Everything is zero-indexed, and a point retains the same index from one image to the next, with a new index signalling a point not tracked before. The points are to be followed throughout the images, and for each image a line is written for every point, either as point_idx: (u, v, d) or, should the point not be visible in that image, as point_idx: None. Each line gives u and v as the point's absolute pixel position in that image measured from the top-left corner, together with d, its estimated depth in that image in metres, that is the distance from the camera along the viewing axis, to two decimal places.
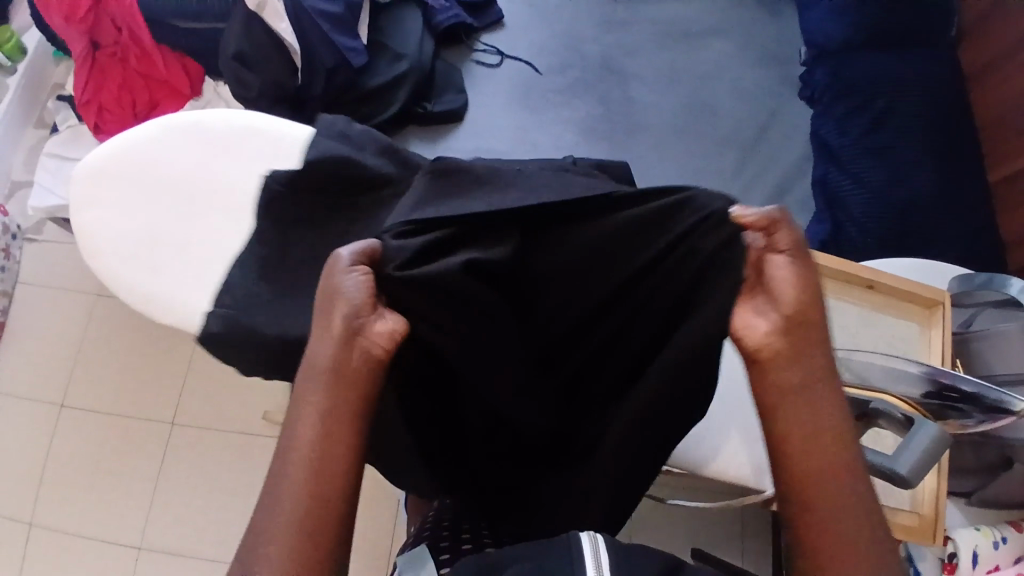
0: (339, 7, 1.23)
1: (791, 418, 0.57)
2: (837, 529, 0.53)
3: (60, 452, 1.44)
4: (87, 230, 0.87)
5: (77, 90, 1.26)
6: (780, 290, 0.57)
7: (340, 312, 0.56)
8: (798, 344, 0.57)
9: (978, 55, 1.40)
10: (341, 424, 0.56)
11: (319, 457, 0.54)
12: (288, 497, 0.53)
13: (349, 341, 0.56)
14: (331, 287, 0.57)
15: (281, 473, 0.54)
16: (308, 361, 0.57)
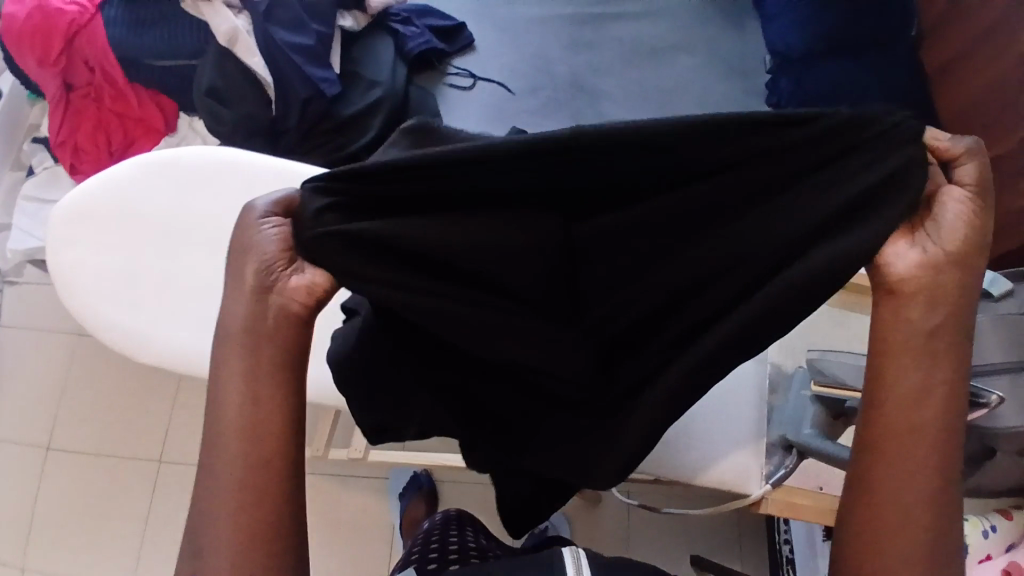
0: (312, 41, 1.25)
1: (904, 371, 0.59)
2: (908, 478, 0.57)
3: (49, 495, 1.42)
4: (65, 270, 0.87)
5: (53, 131, 1.27)
6: (948, 225, 0.57)
7: (250, 269, 0.61)
8: (945, 289, 0.58)
9: (936, 56, 1.45)
10: (256, 377, 0.60)
11: (245, 412, 0.59)
12: (225, 450, 0.58)
13: (261, 298, 0.61)
14: (241, 247, 0.61)
15: (214, 431, 0.59)
16: (224, 321, 0.61)
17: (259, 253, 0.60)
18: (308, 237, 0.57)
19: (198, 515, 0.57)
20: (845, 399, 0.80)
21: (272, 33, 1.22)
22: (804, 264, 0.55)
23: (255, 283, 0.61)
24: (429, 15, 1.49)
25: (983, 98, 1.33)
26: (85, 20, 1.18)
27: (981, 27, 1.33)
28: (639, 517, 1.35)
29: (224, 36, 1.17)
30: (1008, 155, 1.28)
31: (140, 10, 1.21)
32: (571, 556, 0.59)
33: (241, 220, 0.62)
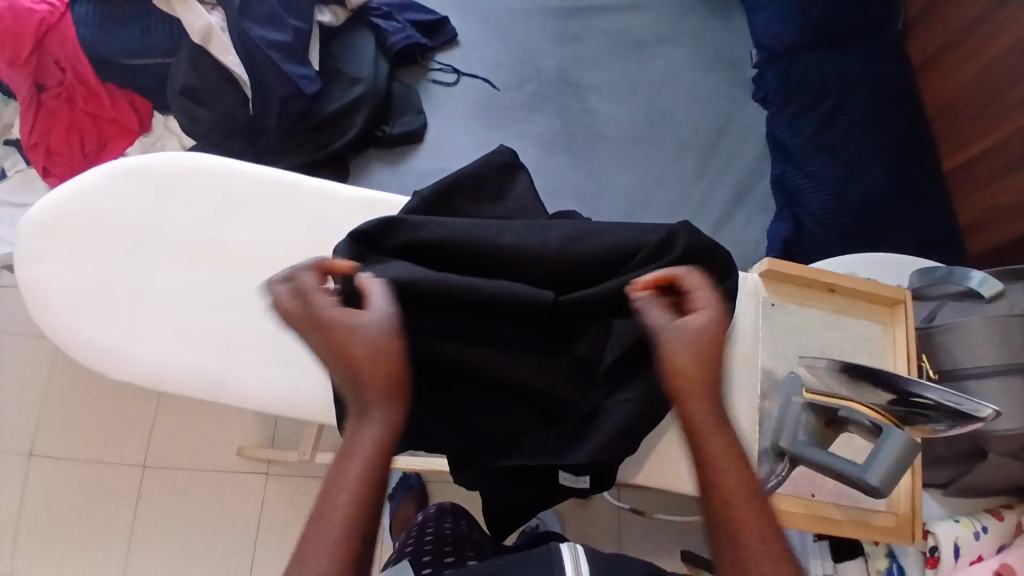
0: (288, 36, 1.21)
1: (716, 463, 0.60)
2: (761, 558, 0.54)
3: (31, 505, 1.37)
4: (34, 285, 0.83)
5: (23, 133, 1.20)
6: (682, 344, 0.65)
7: (368, 351, 0.62)
8: (696, 391, 0.63)
9: (922, 48, 1.44)
10: (372, 494, 0.57)
11: (355, 530, 0.54)
12: (319, 564, 0.52)
13: (390, 385, 0.62)
14: (356, 316, 0.64)
15: (316, 536, 0.54)
16: (360, 420, 0.60)
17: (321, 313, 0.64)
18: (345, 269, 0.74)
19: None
20: (834, 409, 0.77)
21: (247, 29, 1.18)
22: None
23: (384, 370, 0.62)
24: (410, 10, 1.46)
25: (969, 91, 1.33)
26: (56, 20, 1.13)
27: (967, 18, 1.32)
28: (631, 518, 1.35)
29: (198, 33, 1.13)
30: (994, 150, 1.28)
31: (112, 6, 1.17)
32: (569, 555, 0.55)
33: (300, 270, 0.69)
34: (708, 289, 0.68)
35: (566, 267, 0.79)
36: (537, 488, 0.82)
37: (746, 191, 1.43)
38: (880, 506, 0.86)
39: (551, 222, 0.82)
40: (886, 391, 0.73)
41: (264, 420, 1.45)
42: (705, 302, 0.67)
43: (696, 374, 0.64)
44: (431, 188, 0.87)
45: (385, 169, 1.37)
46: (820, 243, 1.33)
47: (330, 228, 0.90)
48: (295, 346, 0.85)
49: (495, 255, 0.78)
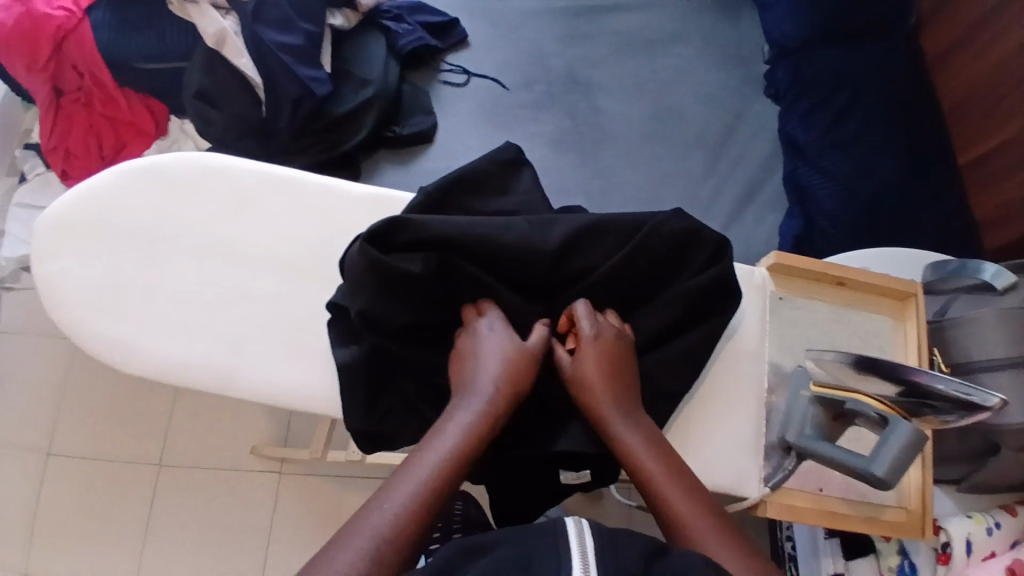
0: (300, 39, 1.23)
1: (628, 438, 0.72)
2: (688, 516, 0.66)
3: (51, 500, 1.40)
4: (52, 281, 0.85)
5: (43, 137, 1.24)
6: (588, 366, 0.75)
7: (498, 367, 0.73)
8: (602, 393, 0.74)
9: (937, 42, 1.43)
10: (454, 468, 0.65)
11: (429, 488, 0.63)
12: (394, 504, 0.61)
13: (507, 396, 0.72)
14: (513, 343, 0.76)
15: (397, 482, 0.63)
16: (464, 408, 0.70)
17: (479, 337, 0.77)
18: (381, 260, 0.77)
19: (325, 549, 0.58)
20: (842, 401, 0.77)
21: (260, 34, 1.21)
22: (688, 289, 0.82)
23: (500, 383, 0.72)
24: (420, 12, 1.47)
25: (984, 84, 1.31)
26: (73, 25, 1.16)
27: (982, 11, 1.31)
28: (641, 515, 1.37)
29: (212, 37, 1.16)
30: (1011, 142, 1.26)
31: (129, 11, 1.20)
32: (575, 540, 0.54)
33: (468, 306, 0.81)
34: (590, 315, 0.79)
35: (568, 264, 0.81)
36: (538, 480, 0.84)
37: (757, 188, 1.42)
38: (889, 501, 0.85)
39: (552, 218, 0.82)
40: (890, 382, 0.72)
41: (277, 418, 1.47)
42: (590, 323, 0.78)
43: (602, 392, 0.75)
44: (436, 183, 0.87)
45: (394, 169, 1.38)
46: (832, 239, 1.31)
47: (337, 225, 0.91)
48: (301, 340, 0.86)
49: (496, 251, 0.79)
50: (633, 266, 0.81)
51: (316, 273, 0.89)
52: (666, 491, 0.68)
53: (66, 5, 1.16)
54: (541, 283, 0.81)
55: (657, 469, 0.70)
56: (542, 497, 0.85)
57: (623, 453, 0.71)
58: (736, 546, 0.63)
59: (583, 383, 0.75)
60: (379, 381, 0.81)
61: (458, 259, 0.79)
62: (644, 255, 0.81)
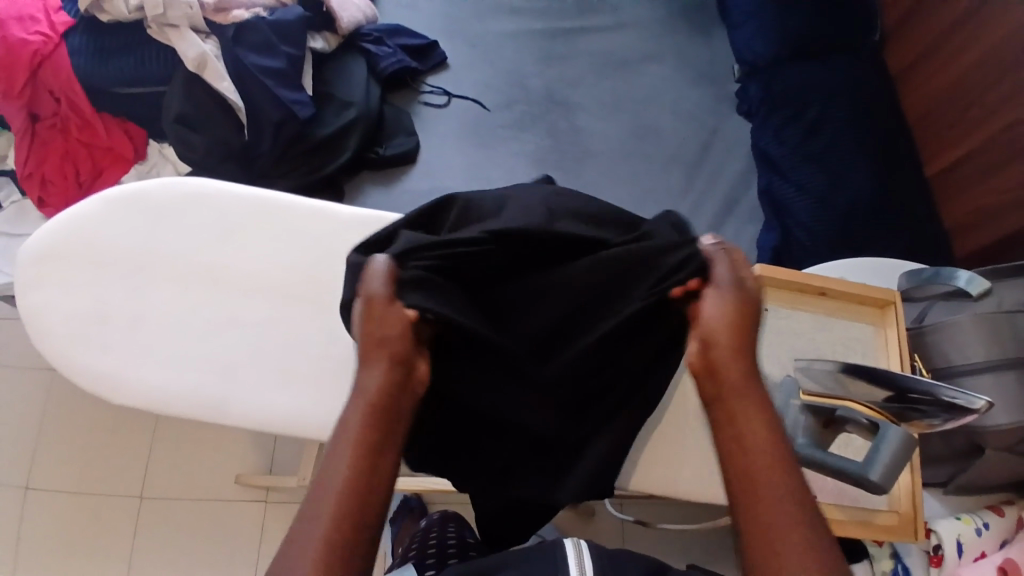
0: (282, 63, 1.23)
1: (753, 423, 0.62)
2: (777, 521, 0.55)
3: (26, 539, 1.34)
4: (35, 314, 0.83)
5: (19, 163, 1.21)
6: (717, 316, 0.66)
7: (366, 326, 0.64)
8: (739, 345, 0.66)
9: (900, 59, 1.50)
10: (364, 459, 0.58)
11: (351, 487, 0.56)
12: (315, 510, 0.55)
13: (391, 363, 0.63)
14: (375, 289, 0.64)
15: (313, 491, 0.56)
16: (358, 392, 0.62)
17: (384, 295, 0.64)
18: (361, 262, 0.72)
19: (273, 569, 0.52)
20: (833, 409, 0.77)
21: (240, 56, 1.21)
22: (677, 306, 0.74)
23: (401, 351, 0.63)
24: (399, 35, 1.49)
25: (947, 97, 1.37)
26: (49, 50, 1.15)
27: (942, 29, 1.37)
28: (634, 529, 1.37)
29: (192, 61, 1.15)
30: (976, 152, 1.31)
31: (105, 37, 1.19)
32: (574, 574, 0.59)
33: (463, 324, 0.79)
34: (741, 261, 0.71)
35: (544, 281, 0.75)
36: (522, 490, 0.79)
37: (735, 202, 1.46)
38: (881, 505, 0.88)
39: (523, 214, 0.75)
40: (883, 389, 0.74)
41: (259, 446, 1.44)
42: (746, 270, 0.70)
43: (737, 338, 0.66)
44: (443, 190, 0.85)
45: (379, 190, 1.38)
46: (810, 250, 1.35)
47: (327, 248, 0.90)
48: (294, 363, 0.85)
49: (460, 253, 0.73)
50: (626, 279, 0.72)
51: (309, 298, 0.88)
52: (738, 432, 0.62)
53: (43, 29, 1.15)
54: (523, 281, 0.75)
55: (768, 456, 0.59)
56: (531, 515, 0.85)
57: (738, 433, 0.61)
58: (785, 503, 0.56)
59: (734, 304, 0.67)
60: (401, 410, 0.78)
61: (455, 242, 0.69)
62: (649, 277, 0.71)
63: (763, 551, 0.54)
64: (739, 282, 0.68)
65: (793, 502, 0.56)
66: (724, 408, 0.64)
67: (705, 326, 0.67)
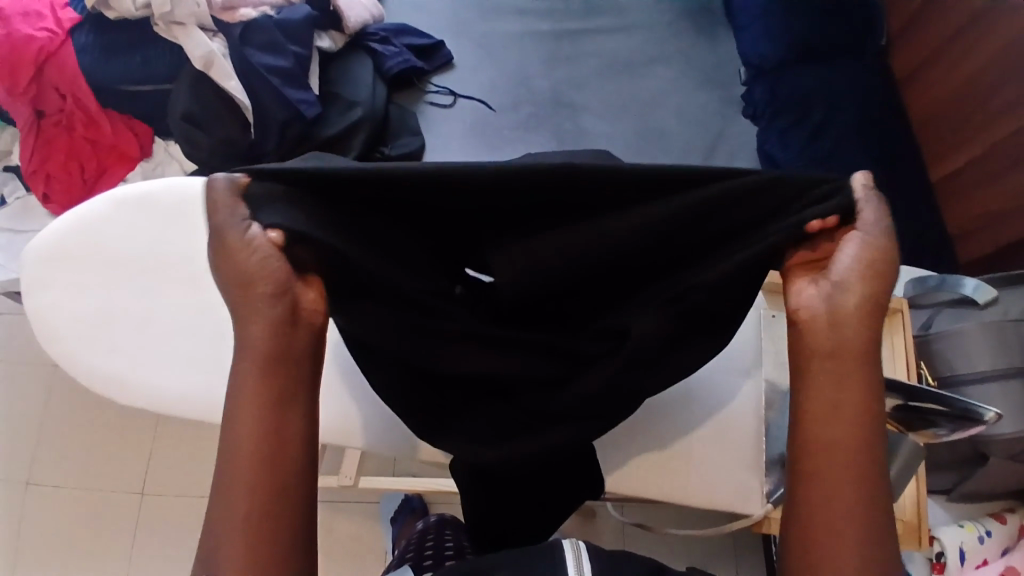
0: (288, 61, 1.23)
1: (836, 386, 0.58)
2: (840, 499, 0.54)
3: (28, 536, 1.35)
4: (42, 314, 0.83)
5: (23, 159, 1.21)
6: (850, 261, 0.58)
7: (238, 264, 0.55)
8: (878, 302, 0.58)
9: (907, 64, 1.49)
10: (269, 415, 0.56)
11: (262, 448, 0.55)
12: (234, 477, 0.54)
13: (264, 299, 0.56)
14: (229, 224, 0.55)
15: (225, 458, 0.54)
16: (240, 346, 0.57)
17: (239, 225, 0.55)
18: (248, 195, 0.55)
19: (200, 560, 0.52)
20: None
21: (247, 55, 1.20)
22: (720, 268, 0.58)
23: (275, 287, 0.56)
24: (405, 34, 1.49)
25: (952, 103, 1.37)
26: (56, 47, 1.15)
27: (949, 34, 1.37)
28: (635, 533, 1.38)
29: (199, 61, 1.15)
30: (981, 158, 1.31)
31: (110, 34, 1.19)
32: None
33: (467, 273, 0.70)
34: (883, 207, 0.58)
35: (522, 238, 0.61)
36: (526, 467, 0.74)
37: None
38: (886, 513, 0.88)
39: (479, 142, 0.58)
40: (891, 399, 0.74)
41: None
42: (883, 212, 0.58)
43: (882, 299, 0.58)
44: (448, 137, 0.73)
45: None
46: None
47: None
48: None
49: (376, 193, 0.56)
50: (716, 229, 0.58)
51: None
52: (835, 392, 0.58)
53: (49, 26, 1.15)
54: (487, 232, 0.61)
55: (850, 426, 0.56)
56: (554, 493, 0.80)
57: (837, 391, 0.58)
58: (866, 476, 0.55)
59: (877, 255, 0.58)
60: (421, 379, 0.70)
61: (329, 167, 0.53)
62: (774, 219, 0.56)
63: (826, 523, 0.54)
64: (885, 230, 0.58)
65: (863, 487, 0.54)
66: (832, 361, 0.58)
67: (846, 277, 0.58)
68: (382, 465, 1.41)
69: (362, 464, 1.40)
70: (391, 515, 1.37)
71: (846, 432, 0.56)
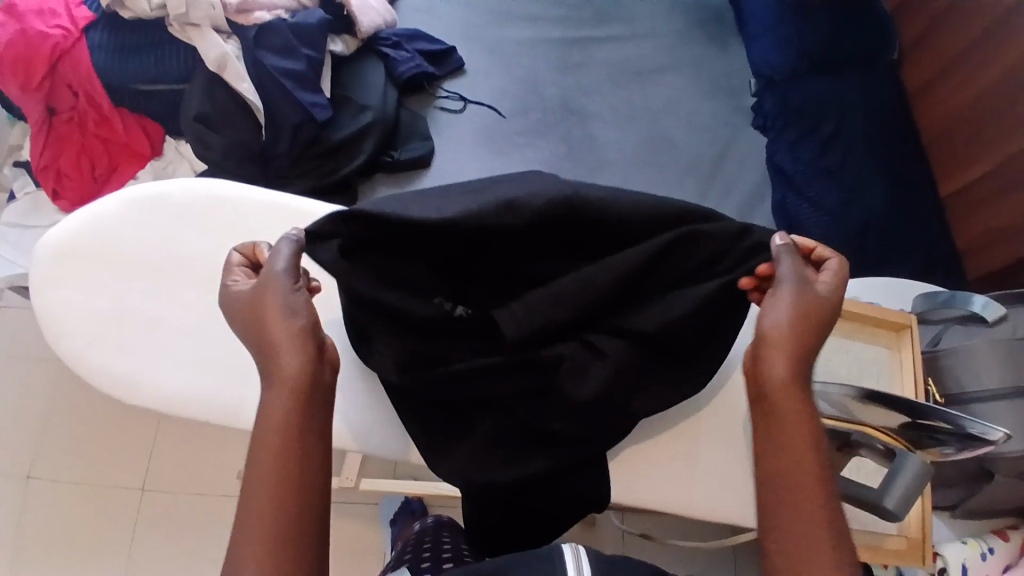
0: (303, 65, 1.24)
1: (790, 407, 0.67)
2: (800, 509, 0.62)
3: (29, 531, 1.35)
4: (51, 313, 0.84)
5: (33, 156, 1.22)
6: (785, 306, 0.70)
7: (271, 308, 0.66)
8: (811, 340, 0.69)
9: (919, 77, 1.49)
10: (299, 425, 0.63)
11: (288, 456, 0.61)
12: (263, 482, 0.60)
13: (297, 336, 0.65)
14: (270, 275, 0.68)
15: (254, 464, 0.61)
16: (274, 371, 0.64)
17: (284, 277, 0.68)
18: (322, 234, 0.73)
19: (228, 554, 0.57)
20: (850, 433, 0.81)
21: (261, 59, 1.21)
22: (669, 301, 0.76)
23: (301, 328, 0.66)
24: (418, 39, 1.49)
25: (964, 118, 1.37)
26: (69, 45, 1.16)
27: (962, 48, 1.37)
28: (635, 542, 1.37)
29: (212, 62, 1.16)
30: (992, 174, 1.31)
31: (125, 34, 1.20)
32: None
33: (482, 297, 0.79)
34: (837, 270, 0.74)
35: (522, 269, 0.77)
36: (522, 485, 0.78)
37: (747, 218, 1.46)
38: (890, 529, 0.88)
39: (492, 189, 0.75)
40: (899, 416, 0.75)
41: None
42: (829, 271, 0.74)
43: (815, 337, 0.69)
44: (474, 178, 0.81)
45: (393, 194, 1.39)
46: None
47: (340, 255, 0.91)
48: None
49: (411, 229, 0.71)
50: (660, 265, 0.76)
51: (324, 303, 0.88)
52: (786, 416, 0.67)
53: (63, 24, 1.16)
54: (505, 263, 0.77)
55: (803, 443, 0.65)
56: (555, 507, 0.81)
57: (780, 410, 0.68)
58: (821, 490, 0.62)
59: (811, 303, 0.70)
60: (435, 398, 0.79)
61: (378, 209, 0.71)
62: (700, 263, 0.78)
63: (790, 528, 0.61)
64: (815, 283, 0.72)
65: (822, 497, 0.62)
66: (785, 389, 0.68)
67: (770, 328, 0.69)
68: (382, 468, 1.41)
69: (363, 467, 1.40)
70: (390, 518, 1.37)
71: (802, 449, 0.65)
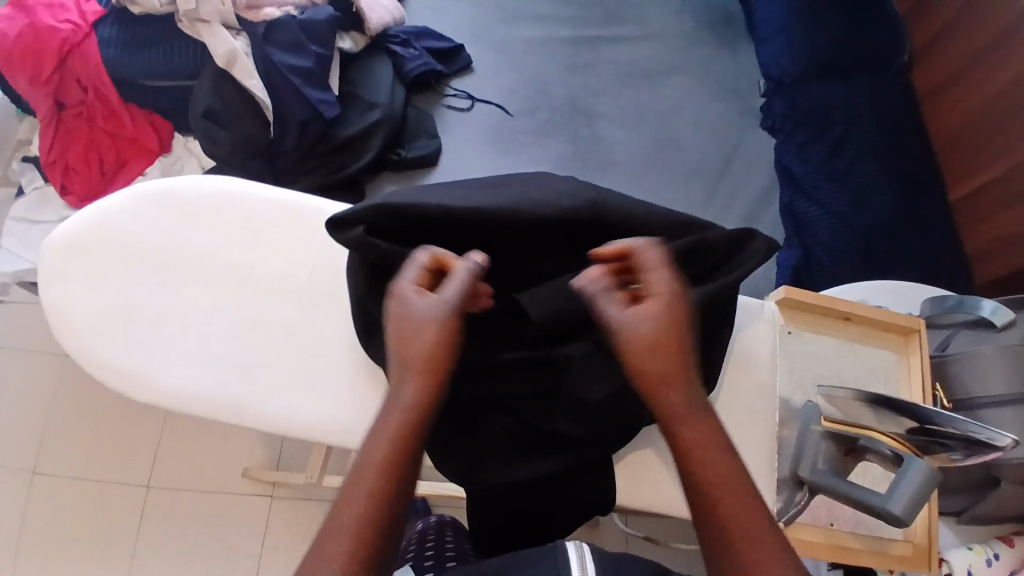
0: (310, 62, 1.23)
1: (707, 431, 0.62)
2: (747, 533, 0.57)
3: (34, 523, 1.36)
4: (58, 308, 0.84)
5: (42, 150, 1.22)
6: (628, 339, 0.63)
7: (422, 330, 0.63)
8: (677, 362, 0.63)
9: (929, 80, 1.48)
10: (406, 446, 0.60)
11: (382, 483, 0.58)
12: (353, 504, 0.56)
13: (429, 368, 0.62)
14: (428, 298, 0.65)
15: (351, 482, 0.58)
16: (395, 397, 0.62)
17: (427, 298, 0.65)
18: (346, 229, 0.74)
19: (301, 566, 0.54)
20: (856, 438, 0.81)
21: (270, 55, 1.21)
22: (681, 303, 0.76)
23: (438, 368, 0.63)
24: (426, 37, 1.49)
25: (975, 122, 1.36)
26: (79, 39, 1.16)
27: (974, 51, 1.36)
28: (638, 543, 1.37)
29: (221, 58, 1.16)
30: (1002, 180, 1.30)
31: (135, 29, 1.20)
32: None
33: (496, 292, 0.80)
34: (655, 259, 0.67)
35: (528, 266, 0.79)
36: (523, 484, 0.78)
37: (754, 220, 1.45)
38: (897, 535, 0.89)
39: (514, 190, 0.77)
40: (906, 419, 0.75)
41: (268, 440, 1.45)
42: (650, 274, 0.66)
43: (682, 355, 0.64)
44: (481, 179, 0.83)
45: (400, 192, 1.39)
46: (831, 271, 1.33)
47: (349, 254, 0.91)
48: (315, 367, 0.86)
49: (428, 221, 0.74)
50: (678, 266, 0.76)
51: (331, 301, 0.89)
52: (700, 453, 0.61)
53: (72, 18, 1.17)
54: (517, 265, 0.79)
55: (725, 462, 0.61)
56: (560, 506, 0.81)
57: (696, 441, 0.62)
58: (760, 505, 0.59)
59: (656, 323, 0.64)
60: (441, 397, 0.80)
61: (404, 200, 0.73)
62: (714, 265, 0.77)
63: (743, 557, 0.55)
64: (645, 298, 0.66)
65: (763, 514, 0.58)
66: (688, 423, 0.62)
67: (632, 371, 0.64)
68: None
69: None
70: None
71: (727, 470, 0.60)
